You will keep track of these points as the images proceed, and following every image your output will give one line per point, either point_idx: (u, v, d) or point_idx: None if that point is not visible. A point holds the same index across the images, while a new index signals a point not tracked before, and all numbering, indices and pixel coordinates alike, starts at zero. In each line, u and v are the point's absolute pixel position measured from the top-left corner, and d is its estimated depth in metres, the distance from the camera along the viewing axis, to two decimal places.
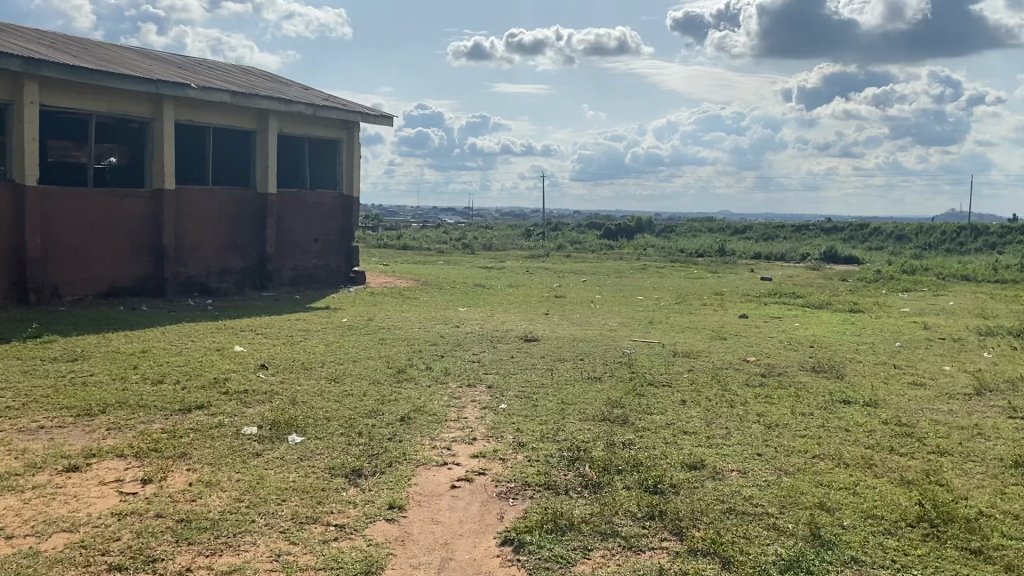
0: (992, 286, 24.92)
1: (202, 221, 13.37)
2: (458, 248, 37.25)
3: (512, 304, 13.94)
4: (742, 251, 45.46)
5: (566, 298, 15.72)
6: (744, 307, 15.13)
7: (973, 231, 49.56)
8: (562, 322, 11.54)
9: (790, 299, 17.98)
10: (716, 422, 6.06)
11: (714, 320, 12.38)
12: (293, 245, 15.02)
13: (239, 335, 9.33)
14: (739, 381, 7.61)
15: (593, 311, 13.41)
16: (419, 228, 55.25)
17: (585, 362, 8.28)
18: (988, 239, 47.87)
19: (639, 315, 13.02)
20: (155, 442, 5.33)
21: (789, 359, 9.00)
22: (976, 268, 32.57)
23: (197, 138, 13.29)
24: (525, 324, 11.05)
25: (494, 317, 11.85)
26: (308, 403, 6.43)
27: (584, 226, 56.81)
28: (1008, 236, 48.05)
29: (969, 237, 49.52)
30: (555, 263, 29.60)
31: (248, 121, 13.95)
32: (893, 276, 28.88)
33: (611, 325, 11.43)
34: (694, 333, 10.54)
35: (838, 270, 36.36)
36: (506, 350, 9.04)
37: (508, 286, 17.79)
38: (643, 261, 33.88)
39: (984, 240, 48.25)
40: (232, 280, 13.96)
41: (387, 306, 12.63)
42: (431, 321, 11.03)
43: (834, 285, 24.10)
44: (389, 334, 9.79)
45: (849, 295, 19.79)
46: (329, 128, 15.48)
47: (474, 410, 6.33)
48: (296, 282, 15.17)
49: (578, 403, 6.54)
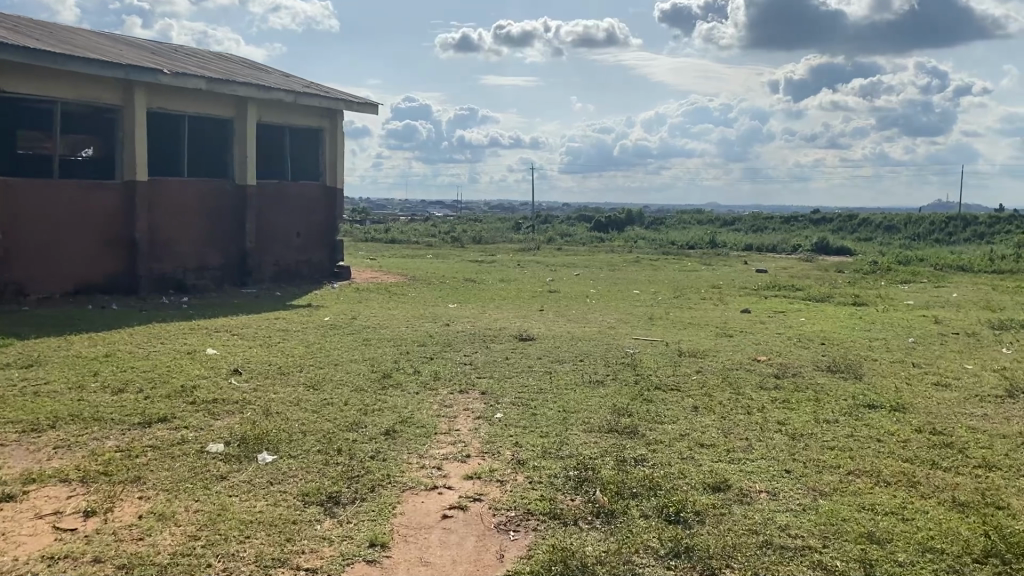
0: (990, 276, 24.47)
1: (177, 215, 12.69)
2: (447, 242, 36.55)
3: (504, 300, 13.32)
4: (734, 243, 44.92)
5: (559, 293, 15.13)
6: (745, 301, 14.54)
7: (965, 221, 49.17)
8: (557, 319, 10.94)
9: (789, 291, 17.42)
10: (734, 433, 5.48)
11: (717, 315, 11.79)
12: (275, 240, 14.36)
13: (212, 337, 8.69)
14: (753, 383, 7.03)
15: (588, 307, 12.81)
16: (407, 221, 54.55)
17: (585, 364, 7.69)
18: (978, 229, 47.53)
19: (637, 311, 12.42)
20: (106, 463, 4.70)
21: (802, 358, 8.44)
22: (971, 259, 32.17)
23: (171, 127, 12.61)
24: (519, 322, 10.44)
25: (486, 314, 11.23)
26: (283, 414, 5.82)
27: (574, 218, 56.16)
28: (999, 226, 47.75)
29: (960, 227, 49.13)
30: (546, 256, 28.97)
31: (226, 109, 13.29)
32: (888, 267, 28.44)
33: (610, 322, 10.82)
34: (698, 331, 9.94)
35: (832, 261, 35.83)
36: (500, 351, 8.43)
37: (500, 281, 17.17)
38: (635, 253, 33.28)
39: (974, 230, 47.95)
40: (210, 277, 13.30)
41: (372, 303, 12.00)
42: (419, 319, 10.41)
43: (830, 277, 23.58)
44: (375, 334, 9.17)
45: (848, 288, 19.24)
46: (311, 117, 14.82)
47: (466, 421, 5.73)
48: (278, 278, 14.52)
49: (581, 412, 5.95)
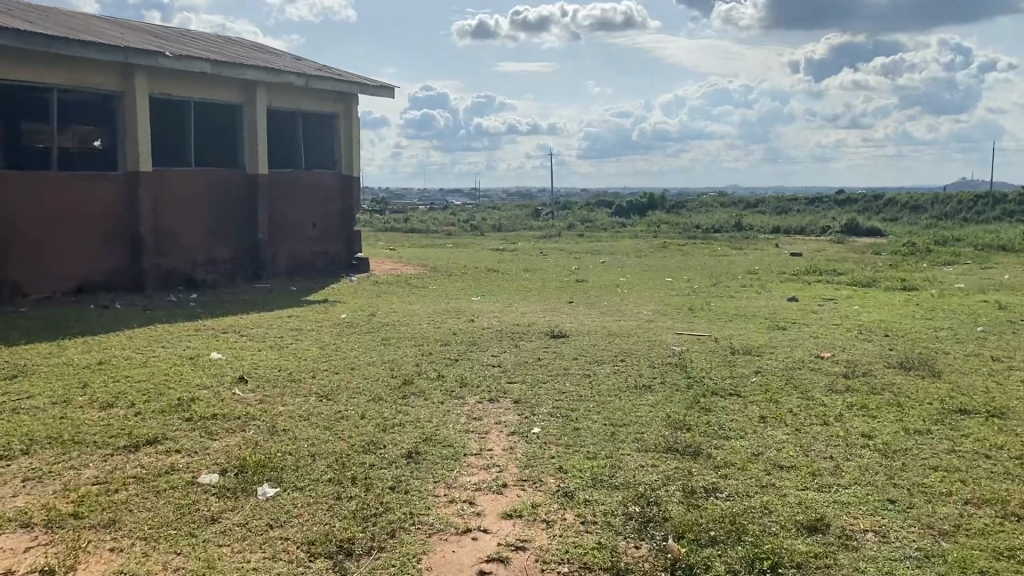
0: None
1: (184, 207, 12.00)
2: (466, 231, 35.76)
3: (532, 291, 12.55)
4: (760, 226, 43.81)
5: (588, 282, 14.33)
6: (786, 288, 13.63)
7: (996, 198, 47.83)
8: (589, 312, 10.12)
9: (829, 276, 16.49)
10: (816, 452, 4.68)
11: (761, 306, 10.92)
12: (289, 231, 13.66)
13: (218, 339, 7.96)
14: (821, 388, 6.20)
15: (620, 297, 11.99)
16: (426, 209, 53.86)
17: (628, 365, 6.88)
18: (1010, 207, 46.23)
19: (673, 301, 11.57)
20: (78, 501, 3.97)
21: (868, 352, 7.60)
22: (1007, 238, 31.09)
23: (176, 114, 11.91)
24: (549, 316, 9.66)
25: (512, 308, 10.45)
26: (290, 432, 5.08)
27: (594, 203, 55.08)
28: None
29: (992, 205, 47.73)
30: (568, 243, 28.09)
31: (234, 94, 12.58)
32: (922, 247, 27.44)
33: (647, 315, 9.99)
34: (745, 324, 9.09)
35: (864, 243, 34.69)
36: (532, 350, 7.65)
37: (525, 270, 16.39)
38: (660, 238, 32.28)
39: (1005, 207, 46.64)
40: (221, 271, 12.61)
41: (392, 297, 11.27)
42: (441, 314, 9.66)
43: (867, 260, 22.60)
44: (394, 333, 8.42)
45: (890, 270, 18.26)
46: (323, 101, 14.06)
47: (500, 438, 4.95)
48: (293, 271, 13.81)
49: (633, 426, 5.16)
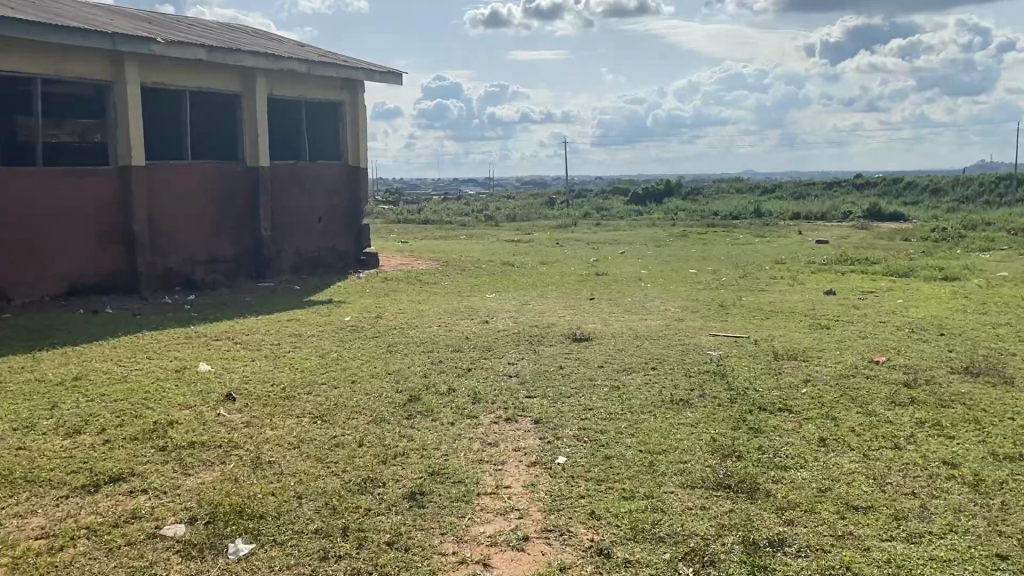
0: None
1: (182, 203, 11.34)
2: (479, 221, 34.97)
3: (550, 287, 11.83)
4: (780, 212, 42.88)
5: (608, 275, 13.58)
6: (820, 280, 12.82)
7: (1021, 180, 46.73)
8: (613, 311, 9.38)
9: (861, 265, 15.65)
10: (894, 487, 3.94)
11: (797, 301, 10.14)
12: (293, 226, 12.98)
13: (209, 348, 7.29)
14: (883, 402, 5.45)
15: (643, 293, 11.22)
16: (439, 200, 53.15)
17: (661, 375, 6.15)
18: None
19: (701, 296, 10.80)
20: (12, 565, 3.29)
21: (927, 355, 6.83)
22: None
23: (172, 104, 11.24)
24: (569, 316, 8.94)
25: (529, 306, 9.72)
26: (277, 465, 4.39)
27: (609, 192, 54.16)
28: None
29: (1015, 186, 46.68)
30: (584, 233, 27.31)
31: (232, 82, 11.89)
32: (949, 232, 26.53)
33: (675, 313, 9.23)
34: (784, 323, 8.32)
35: (890, 228, 33.69)
36: (552, 357, 6.93)
37: (542, 263, 15.66)
38: (678, 227, 31.47)
39: None
40: (221, 270, 11.95)
41: (401, 296, 10.58)
42: (452, 315, 8.95)
43: (896, 247, 21.66)
44: (401, 338, 7.73)
45: (924, 258, 17.37)
46: (328, 89, 13.35)
47: (519, 471, 4.24)
48: (299, 268, 13.13)
49: (675, 455, 4.43)
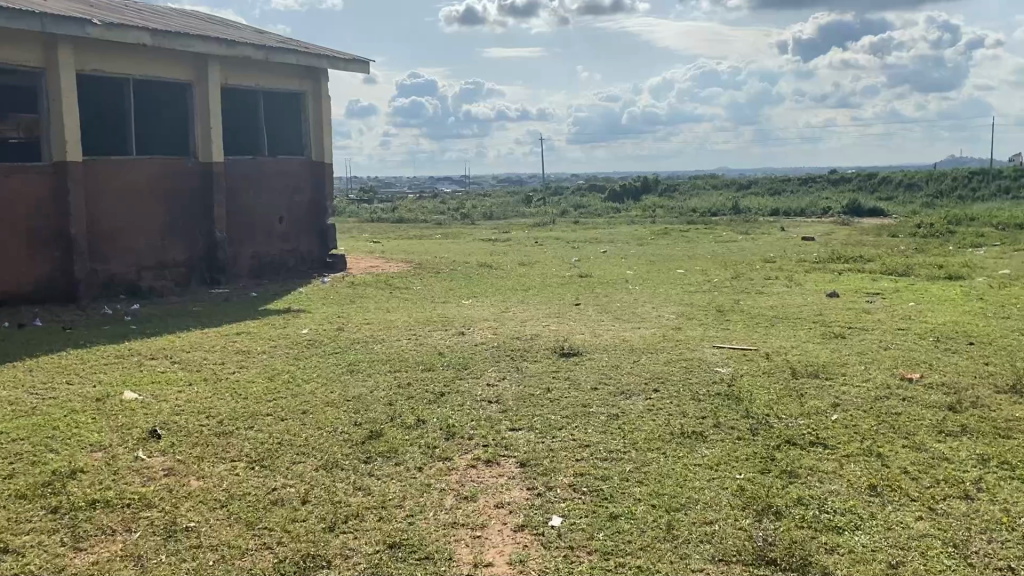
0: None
1: (126, 202, 10.31)
2: (455, 220, 33.96)
3: (531, 291, 10.96)
4: (759, 208, 42.31)
5: (592, 277, 12.71)
6: (818, 281, 12.02)
7: (993, 176, 46.77)
8: (602, 319, 8.48)
9: (856, 264, 14.91)
10: (982, 560, 3.12)
11: (800, 305, 9.30)
12: (252, 227, 11.98)
13: (140, 371, 6.31)
14: (931, 434, 4.61)
15: (632, 296, 10.35)
16: (413, 198, 52.01)
17: (665, 400, 5.27)
18: (1006, 184, 45.19)
19: (696, 300, 9.93)
20: None
21: (962, 369, 6.02)
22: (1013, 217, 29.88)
23: (113, 94, 10.20)
24: (552, 326, 8.06)
25: (508, 314, 8.82)
26: (197, 537, 3.47)
27: (586, 188, 53.37)
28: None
29: (988, 181, 46.66)
30: (564, 232, 26.47)
31: (182, 70, 10.87)
32: (930, 228, 26.07)
33: (670, 321, 8.35)
34: (793, 332, 7.47)
35: (873, 224, 33.17)
36: (537, 377, 6.03)
37: (521, 264, 14.77)
38: (660, 224, 30.73)
39: (1000, 184, 45.61)
40: (171, 276, 10.92)
41: (369, 303, 9.65)
42: (423, 326, 8.01)
43: (886, 244, 20.96)
44: (364, 354, 6.80)
45: (919, 255, 16.65)
46: (288, 79, 12.38)
47: (504, 541, 3.35)
48: (258, 272, 12.12)
49: (696, 514, 3.55)
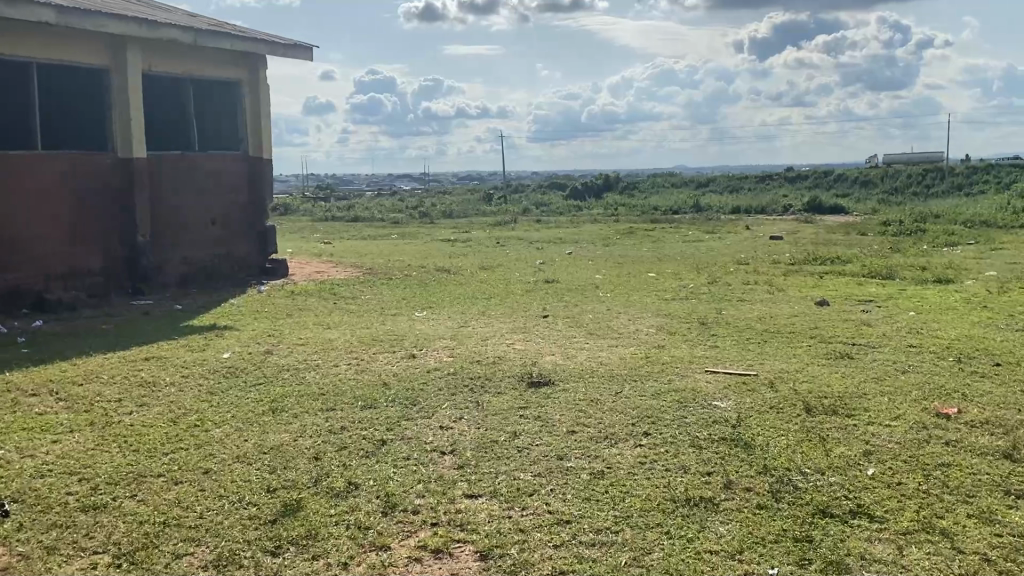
0: (1010, 234, 21.79)
1: (31, 203, 9.04)
2: (413, 219, 32.73)
3: (491, 300, 9.92)
4: (721, 205, 41.80)
5: (557, 283, 11.69)
6: (800, 286, 11.14)
7: (949, 173, 46.89)
8: (573, 336, 7.43)
9: (834, 266, 14.09)
10: None
11: (791, 316, 8.36)
12: (180, 230, 10.75)
13: (12, 413, 5.13)
14: (998, 497, 3.67)
15: (604, 306, 9.34)
16: (370, 196, 50.64)
17: (660, 449, 4.25)
18: (964, 181, 45.30)
19: (675, 310, 8.96)
20: None
21: (1002, 398, 5.10)
22: (974, 214, 29.66)
23: (14, 80, 8.94)
24: (516, 345, 7.03)
25: (466, 330, 7.75)
26: None
27: (546, 186, 52.44)
28: (988, 175, 45.38)
29: (945, 177, 46.76)
30: (525, 231, 25.48)
31: (97, 55, 9.62)
32: (896, 227, 25.60)
33: (650, 337, 7.35)
34: (794, 352, 6.52)
35: (838, 223, 32.67)
36: (500, 416, 4.97)
37: (481, 269, 13.71)
38: (623, 223, 29.83)
39: (956, 181, 45.71)
40: (85, 287, 9.64)
41: (309, 318, 8.52)
42: (369, 347, 6.90)
43: (857, 243, 20.27)
44: (294, 388, 5.69)
45: (894, 256, 15.96)
46: (221, 66, 11.17)
47: None
48: (187, 280, 10.90)
49: None
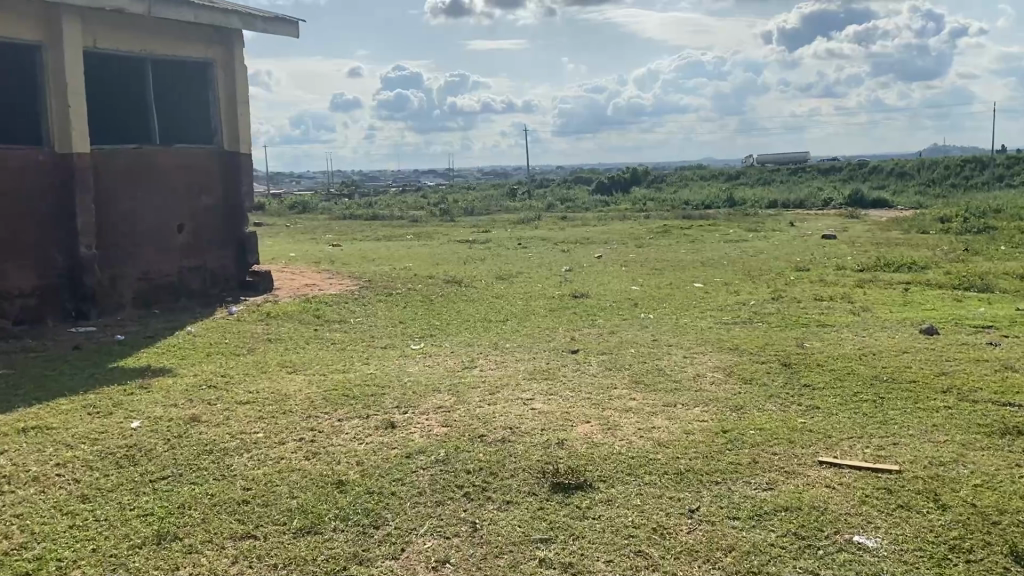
0: None
1: None
2: (433, 216, 30.96)
3: (509, 326, 8.03)
4: (757, 199, 39.60)
5: (588, 299, 9.78)
6: (886, 303, 9.16)
7: (999, 162, 44.24)
8: (615, 389, 5.49)
9: (914, 275, 12.01)
10: None
11: (899, 353, 6.38)
12: (138, 239, 8.97)
13: None
14: None
15: (650, 334, 7.40)
16: (392, 191, 48.98)
17: None
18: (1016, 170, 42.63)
19: (743, 341, 7.02)
20: None
21: None
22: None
23: None
24: (537, 403, 5.13)
25: (472, 377, 5.87)
26: None
27: (574, 180, 50.45)
28: None
29: (995, 167, 44.11)
30: (551, 229, 23.59)
31: (26, 27, 7.80)
32: (957, 223, 23.34)
33: (719, 391, 5.42)
34: (931, 422, 4.57)
35: (886, 218, 30.36)
36: (508, 557, 3.11)
37: (501, 279, 11.83)
38: (655, 220, 27.75)
39: (1006, 170, 43.06)
40: (13, 311, 7.92)
41: (275, 355, 6.69)
42: (334, 407, 5.02)
43: (921, 243, 18.09)
44: (208, 489, 3.86)
45: (976, 260, 13.87)
46: (185, 44, 9.37)
47: None
48: (147, 299, 9.15)
49: None
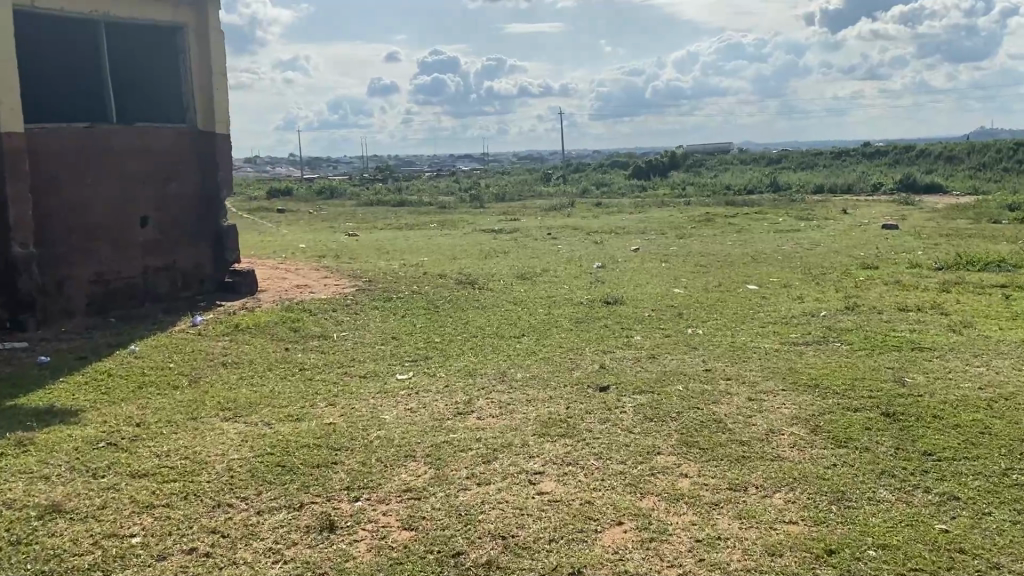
0: None
1: None
2: (461, 204, 29.47)
3: (523, 344, 6.49)
4: (804, 184, 37.53)
5: (622, 307, 8.18)
6: (990, 315, 7.45)
7: None
8: (659, 458, 3.92)
9: (1006, 275, 10.21)
10: None
11: None
12: (91, 235, 7.60)
13: None
14: None
15: (700, 362, 5.80)
16: (423, 175, 47.57)
17: None
18: None
19: (822, 373, 5.41)
20: None
21: None
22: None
23: None
24: (546, 484, 3.60)
25: (462, 430, 4.34)
26: None
27: (610, 164, 48.65)
28: None
29: None
30: (583, 217, 21.99)
31: None
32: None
33: (805, 463, 3.84)
34: None
35: (944, 205, 28.18)
36: None
37: (522, 278, 10.29)
38: (696, 207, 25.97)
39: None
40: None
41: (220, 388, 5.23)
42: (259, 489, 3.53)
43: (998, 234, 16.17)
44: None
45: None
46: (146, 6, 7.95)
47: None
48: (103, 305, 7.78)
49: None
